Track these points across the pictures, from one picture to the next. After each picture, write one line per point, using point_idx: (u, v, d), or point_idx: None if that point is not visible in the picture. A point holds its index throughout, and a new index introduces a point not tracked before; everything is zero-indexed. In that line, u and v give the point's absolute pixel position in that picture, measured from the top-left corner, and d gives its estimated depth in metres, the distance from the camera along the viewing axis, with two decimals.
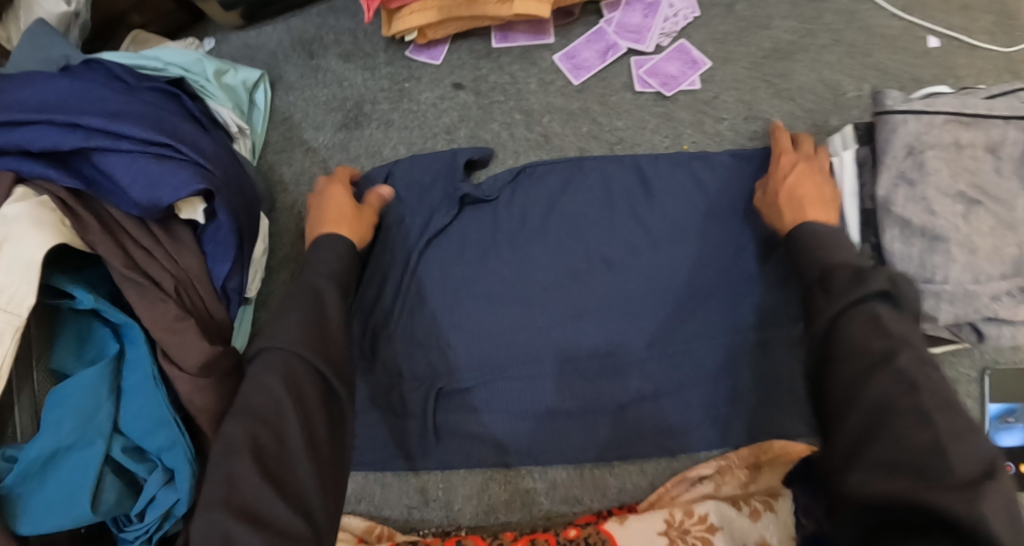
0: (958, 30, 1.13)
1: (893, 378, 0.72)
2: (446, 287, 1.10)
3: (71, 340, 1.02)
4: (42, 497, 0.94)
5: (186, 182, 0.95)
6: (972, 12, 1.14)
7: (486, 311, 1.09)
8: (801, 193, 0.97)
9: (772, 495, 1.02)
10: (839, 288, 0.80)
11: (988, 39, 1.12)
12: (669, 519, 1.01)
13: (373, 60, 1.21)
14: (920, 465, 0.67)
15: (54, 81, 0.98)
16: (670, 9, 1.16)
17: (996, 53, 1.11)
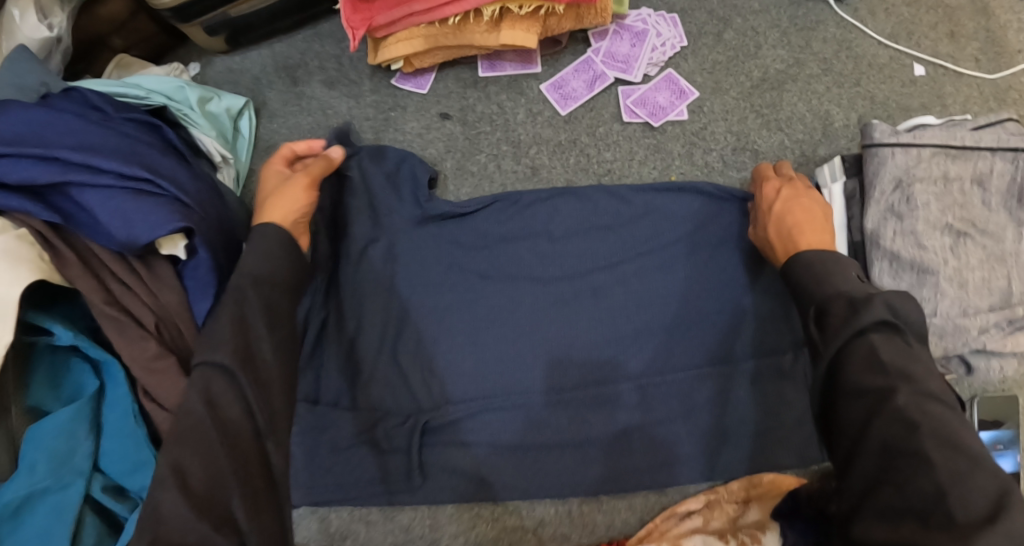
0: (945, 58, 1.13)
1: (895, 420, 0.72)
2: (430, 317, 1.07)
3: (45, 378, 0.99)
4: (16, 542, 0.92)
5: (163, 221, 0.92)
6: (959, 39, 1.14)
7: (472, 342, 1.06)
8: (791, 222, 0.95)
9: (760, 529, 1.02)
10: (834, 324, 0.79)
11: (972, 65, 1.13)
12: None
13: (357, 87, 1.18)
14: (925, 509, 0.67)
15: (29, 109, 0.96)
16: (658, 39, 1.15)
17: (981, 80, 1.12)
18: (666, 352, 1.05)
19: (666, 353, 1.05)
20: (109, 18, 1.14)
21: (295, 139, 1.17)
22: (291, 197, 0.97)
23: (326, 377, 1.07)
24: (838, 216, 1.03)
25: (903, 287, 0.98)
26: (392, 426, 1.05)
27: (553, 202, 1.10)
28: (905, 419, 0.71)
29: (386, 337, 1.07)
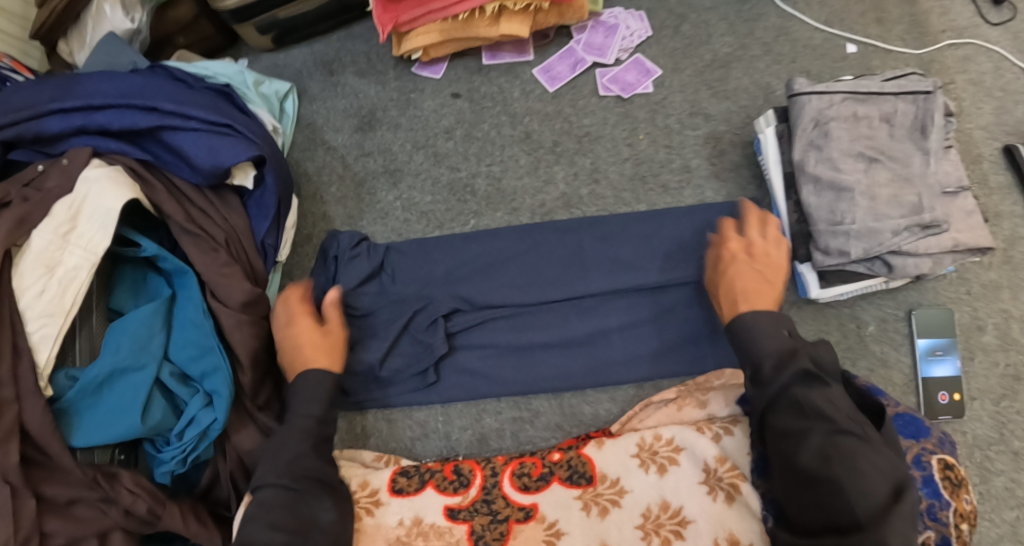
0: (874, 38, 1.39)
1: (812, 449, 0.94)
2: (439, 248, 1.31)
3: (129, 287, 1.22)
4: (95, 413, 1.14)
5: (243, 150, 1.20)
6: (887, 24, 1.40)
7: (471, 268, 1.29)
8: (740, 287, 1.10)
9: (732, 421, 1.15)
10: (768, 378, 1.00)
11: (900, 43, 1.39)
12: (640, 442, 1.16)
13: (384, 76, 1.44)
14: (835, 517, 0.91)
15: (127, 77, 1.23)
16: (627, 30, 1.40)
17: (910, 54, 1.38)
18: (634, 267, 1.26)
19: (642, 267, 1.26)
20: (174, 20, 1.40)
21: (333, 118, 1.42)
22: (327, 350, 1.15)
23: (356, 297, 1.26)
24: (771, 152, 1.26)
25: (825, 203, 1.19)
26: (421, 323, 1.24)
27: (536, 156, 1.35)
28: (825, 450, 0.94)
29: (400, 259, 1.30)
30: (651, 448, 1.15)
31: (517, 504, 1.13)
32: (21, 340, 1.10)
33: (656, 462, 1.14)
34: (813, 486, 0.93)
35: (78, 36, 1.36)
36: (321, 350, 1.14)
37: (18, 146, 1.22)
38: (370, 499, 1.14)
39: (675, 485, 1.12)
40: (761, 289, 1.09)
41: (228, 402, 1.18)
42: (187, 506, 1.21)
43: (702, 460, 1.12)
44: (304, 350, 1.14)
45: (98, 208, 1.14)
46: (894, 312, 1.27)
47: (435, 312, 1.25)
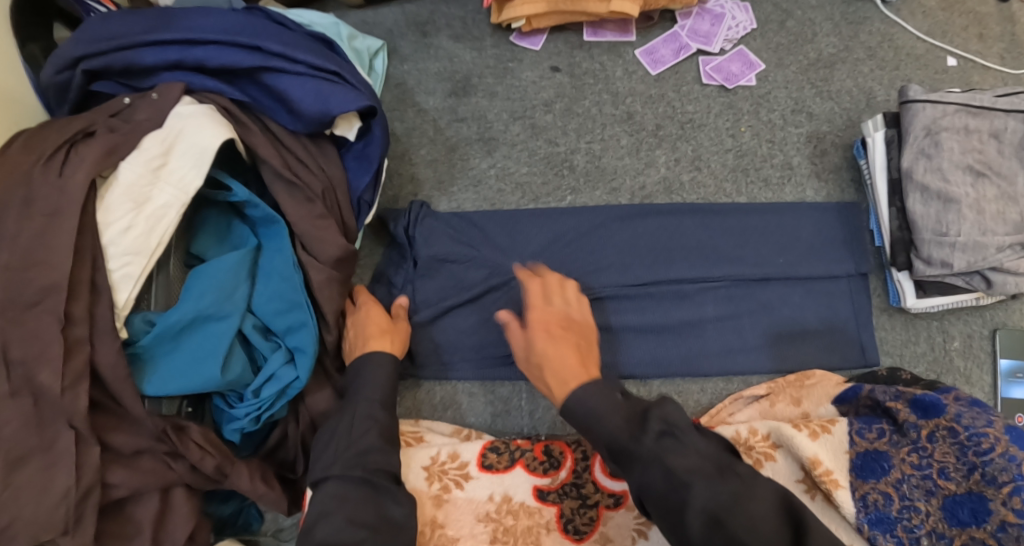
0: (973, 54, 1.39)
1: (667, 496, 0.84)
2: (532, 221, 1.26)
3: (212, 234, 1.16)
4: (172, 361, 1.08)
5: (353, 99, 1.13)
6: (986, 40, 1.40)
7: (558, 245, 1.25)
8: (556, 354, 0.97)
9: (829, 421, 1.12)
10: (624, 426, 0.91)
11: (998, 62, 1.39)
12: (736, 437, 1.14)
13: (480, 42, 1.38)
14: None
15: (227, 15, 1.17)
16: (733, 21, 1.37)
17: (1007, 75, 1.38)
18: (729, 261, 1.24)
19: (747, 260, 1.24)
20: None
21: (426, 81, 1.36)
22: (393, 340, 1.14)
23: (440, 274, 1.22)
24: (880, 157, 1.24)
25: (931, 212, 1.18)
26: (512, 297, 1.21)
27: (636, 139, 1.32)
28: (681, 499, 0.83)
29: (487, 229, 1.25)
30: (747, 444, 1.13)
31: (608, 490, 1.09)
32: (100, 277, 1.04)
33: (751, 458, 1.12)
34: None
35: None
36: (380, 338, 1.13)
37: (103, 77, 1.17)
38: (459, 472, 1.10)
39: (772, 481, 1.10)
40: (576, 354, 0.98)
41: (312, 361, 1.13)
42: (254, 466, 1.16)
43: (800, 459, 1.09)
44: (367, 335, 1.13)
45: (193, 145, 1.08)
46: (980, 329, 1.27)
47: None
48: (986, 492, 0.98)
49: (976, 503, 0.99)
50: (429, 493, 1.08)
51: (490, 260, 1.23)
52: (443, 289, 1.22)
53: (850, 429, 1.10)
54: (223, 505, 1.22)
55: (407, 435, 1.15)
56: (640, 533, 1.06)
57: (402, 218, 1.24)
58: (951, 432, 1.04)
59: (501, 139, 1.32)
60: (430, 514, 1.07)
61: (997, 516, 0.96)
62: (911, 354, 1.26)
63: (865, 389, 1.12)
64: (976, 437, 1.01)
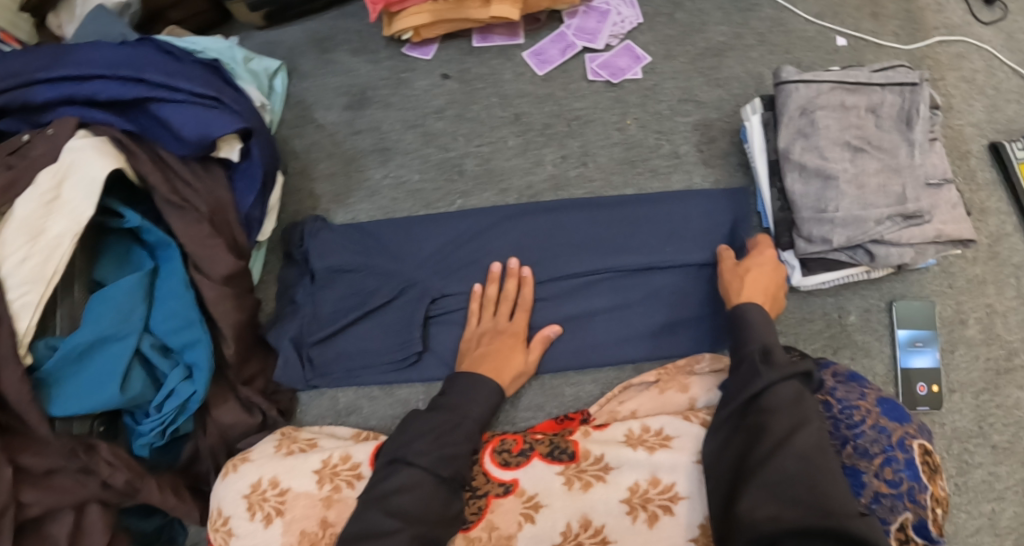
0: (867, 32, 1.39)
1: (790, 455, 0.95)
2: (420, 227, 1.32)
3: (113, 260, 1.23)
4: (75, 383, 1.13)
5: (230, 123, 1.19)
6: (880, 18, 1.41)
7: (449, 248, 1.30)
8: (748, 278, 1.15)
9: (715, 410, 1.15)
10: (779, 363, 1.04)
11: (893, 39, 1.40)
12: (630, 432, 1.14)
13: (376, 55, 1.44)
14: (816, 519, 0.89)
15: (114, 47, 1.22)
16: (620, 17, 1.40)
17: (900, 51, 1.39)
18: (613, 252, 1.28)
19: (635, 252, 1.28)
20: None
21: (325, 96, 1.42)
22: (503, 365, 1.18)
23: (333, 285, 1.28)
24: (757, 141, 1.26)
25: (811, 191, 1.20)
26: (408, 300, 1.27)
27: (525, 138, 1.36)
28: (801, 454, 0.95)
29: (380, 238, 1.31)
30: (640, 437, 1.13)
31: (498, 480, 1.12)
32: (1, 308, 1.08)
33: (645, 448, 1.12)
34: (758, 478, 0.95)
35: (67, 8, 1.40)
36: (504, 368, 1.18)
37: (5, 115, 1.22)
38: (350, 473, 1.14)
39: (670, 466, 1.10)
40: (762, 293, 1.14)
41: (208, 375, 1.18)
42: (165, 480, 1.21)
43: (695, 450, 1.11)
44: (485, 360, 1.17)
45: (83, 176, 1.13)
46: (877, 302, 1.29)
47: (423, 293, 1.27)
48: (859, 465, 1.01)
49: (852, 477, 1.01)
50: (319, 494, 1.12)
51: (386, 268, 1.29)
52: (341, 299, 1.27)
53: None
54: (145, 520, 1.28)
55: (301, 441, 1.20)
56: (527, 518, 1.09)
57: (299, 235, 1.32)
58: (825, 405, 1.07)
59: (395, 150, 1.38)
60: (320, 515, 1.11)
61: (870, 489, 0.99)
62: (808, 332, 1.28)
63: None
64: (848, 410, 1.05)
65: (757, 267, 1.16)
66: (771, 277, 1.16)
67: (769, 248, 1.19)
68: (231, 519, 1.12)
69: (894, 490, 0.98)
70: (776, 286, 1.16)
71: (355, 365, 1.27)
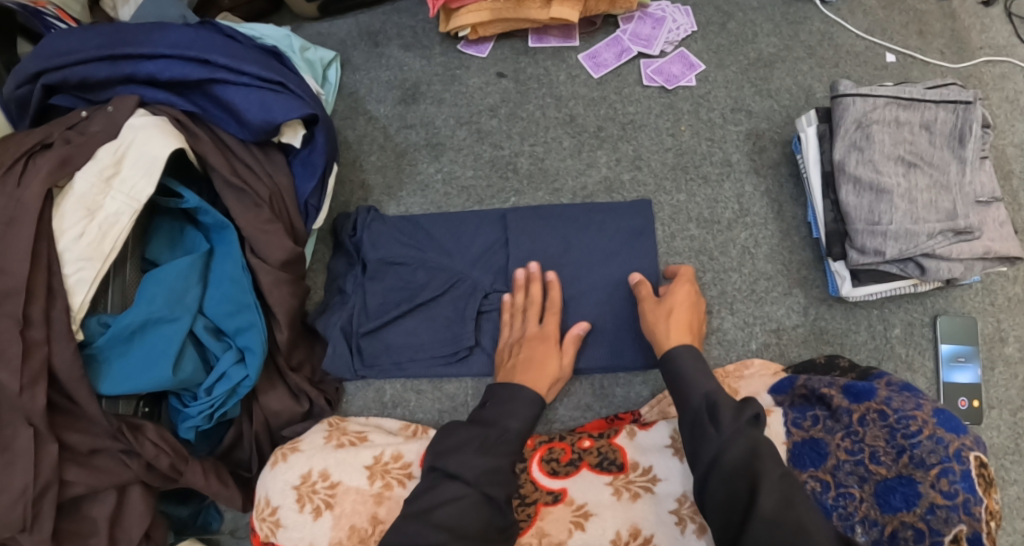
0: (914, 50, 1.41)
1: (771, 494, 0.91)
2: (466, 220, 1.32)
3: (165, 239, 1.21)
4: (125, 362, 1.12)
5: (295, 108, 1.19)
6: (927, 37, 1.43)
7: (496, 247, 1.30)
8: (676, 316, 1.15)
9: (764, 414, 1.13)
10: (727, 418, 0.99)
11: (939, 57, 1.41)
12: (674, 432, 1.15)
13: (429, 51, 1.44)
14: None
15: (178, 29, 1.22)
16: (673, 24, 1.41)
17: (947, 69, 1.40)
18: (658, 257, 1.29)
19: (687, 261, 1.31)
20: None
21: (376, 89, 1.43)
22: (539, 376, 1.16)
23: (382, 276, 1.27)
24: (812, 153, 1.28)
25: (864, 203, 1.21)
26: (459, 294, 1.27)
27: (578, 140, 1.37)
28: (784, 496, 0.91)
29: (431, 233, 1.31)
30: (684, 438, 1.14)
31: (546, 488, 1.14)
32: (56, 283, 1.07)
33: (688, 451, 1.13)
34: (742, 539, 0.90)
35: None
36: (542, 377, 1.16)
37: (61, 91, 1.21)
38: (402, 471, 1.14)
39: None
40: (693, 333, 1.15)
41: (260, 361, 1.17)
42: (208, 465, 1.20)
43: None
44: (520, 372, 1.16)
45: (145, 154, 1.12)
46: (921, 317, 1.30)
47: (474, 287, 1.27)
48: (915, 475, 0.99)
49: (907, 487, 0.99)
50: (370, 491, 1.12)
51: (437, 261, 1.27)
52: (390, 291, 1.27)
53: (785, 420, 1.11)
54: (183, 505, 1.27)
55: (352, 433, 1.18)
56: (576, 526, 1.11)
57: (352, 224, 1.31)
58: (881, 414, 1.05)
59: (447, 147, 1.38)
60: (370, 512, 1.11)
61: (926, 499, 0.98)
62: (852, 342, 1.28)
63: (801, 379, 1.15)
64: (905, 420, 1.03)
65: (682, 303, 1.17)
66: (693, 315, 1.16)
67: (684, 284, 1.20)
68: (280, 509, 1.11)
69: (949, 501, 0.96)
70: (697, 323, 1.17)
71: (404, 355, 1.26)
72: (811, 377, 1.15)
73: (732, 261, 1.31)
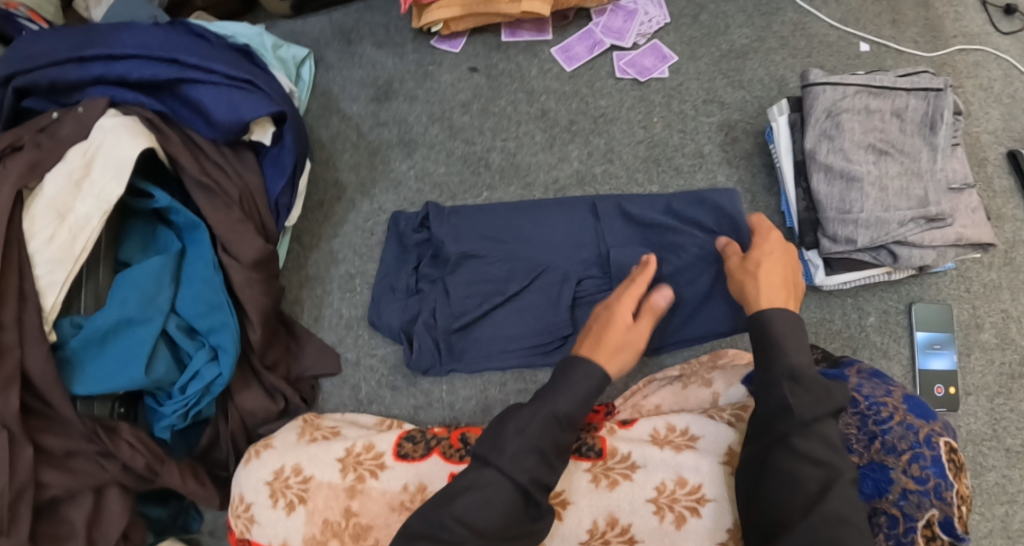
0: (887, 39, 1.42)
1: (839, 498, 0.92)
2: (510, 209, 1.31)
3: (137, 240, 1.22)
4: (99, 362, 1.12)
5: (264, 107, 1.20)
6: (899, 25, 1.42)
7: (543, 239, 1.27)
8: (768, 271, 1.08)
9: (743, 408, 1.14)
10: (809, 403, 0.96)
11: (912, 45, 1.41)
12: (655, 432, 1.15)
13: (402, 48, 1.44)
14: None
15: (147, 29, 1.21)
16: (646, 16, 1.40)
17: (918, 57, 1.40)
18: (710, 232, 1.23)
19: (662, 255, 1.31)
20: None
21: (349, 87, 1.43)
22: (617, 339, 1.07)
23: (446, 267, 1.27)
24: (784, 141, 1.28)
25: (835, 192, 1.21)
26: (547, 283, 1.24)
27: (552, 134, 1.37)
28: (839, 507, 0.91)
29: (497, 220, 1.30)
30: (666, 438, 1.14)
31: None
32: (27, 284, 1.07)
33: (671, 447, 1.12)
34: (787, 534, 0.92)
35: None
36: (603, 346, 1.05)
37: (32, 94, 1.20)
38: (374, 462, 1.13)
39: (695, 465, 1.09)
40: (790, 287, 1.07)
41: (233, 359, 1.18)
42: (184, 465, 1.20)
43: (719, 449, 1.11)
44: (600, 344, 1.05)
45: (114, 156, 1.13)
46: (896, 305, 1.30)
47: (563, 276, 1.24)
48: (887, 461, 1.01)
49: (878, 473, 1.02)
50: (343, 485, 1.11)
51: (520, 253, 1.26)
52: (471, 284, 1.25)
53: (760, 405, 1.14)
54: (161, 506, 1.28)
55: (324, 429, 1.19)
56: (554, 515, 1.09)
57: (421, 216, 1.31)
58: (852, 402, 1.07)
59: (420, 144, 1.38)
60: (343, 504, 1.11)
61: (898, 485, 1.00)
62: (826, 331, 1.29)
63: None
64: (876, 407, 1.05)
65: (773, 255, 1.10)
66: (785, 267, 1.09)
67: (772, 232, 1.13)
68: (254, 505, 1.11)
69: (921, 486, 0.98)
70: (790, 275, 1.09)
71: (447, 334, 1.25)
72: (785, 366, 1.16)
73: None
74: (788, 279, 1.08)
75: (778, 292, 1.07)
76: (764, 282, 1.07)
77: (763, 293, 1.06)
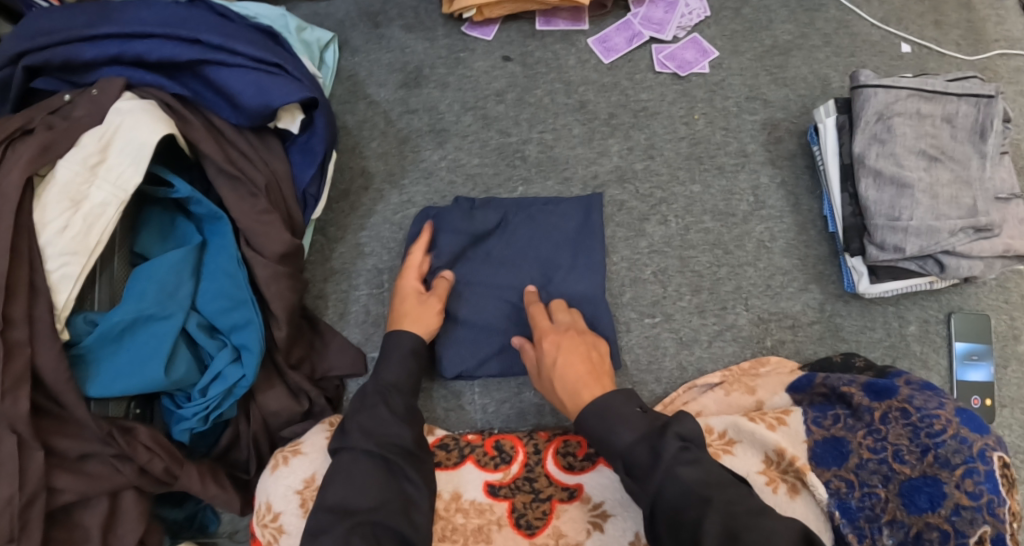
0: (930, 40, 1.38)
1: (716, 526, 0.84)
2: (529, 212, 1.27)
3: (155, 230, 1.15)
4: (115, 362, 1.05)
5: (294, 91, 1.13)
6: (943, 26, 1.39)
7: (561, 252, 1.25)
8: (567, 367, 1.05)
9: (784, 412, 1.09)
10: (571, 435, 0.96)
11: (955, 48, 1.38)
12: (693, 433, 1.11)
13: (433, 32, 1.38)
14: None
15: (167, 6, 1.14)
16: (687, 8, 1.36)
17: (962, 60, 1.37)
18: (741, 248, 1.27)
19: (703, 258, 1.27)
20: None
21: (377, 72, 1.36)
22: (426, 321, 1.15)
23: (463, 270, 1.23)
24: (832, 143, 1.24)
25: (885, 198, 1.18)
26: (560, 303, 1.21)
27: (589, 129, 1.32)
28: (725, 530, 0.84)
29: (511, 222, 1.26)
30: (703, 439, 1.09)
31: (561, 484, 1.11)
32: (38, 278, 1.00)
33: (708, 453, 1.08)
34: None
35: None
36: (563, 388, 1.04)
37: (43, 73, 1.12)
38: None
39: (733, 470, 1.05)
40: (587, 376, 1.04)
41: (258, 359, 1.12)
42: (203, 467, 1.14)
43: (761, 450, 1.06)
44: (564, 382, 1.04)
45: (132, 141, 1.05)
46: (936, 313, 1.27)
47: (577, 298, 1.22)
48: (941, 475, 0.93)
49: (932, 487, 0.94)
50: None
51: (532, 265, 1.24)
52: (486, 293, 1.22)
53: (806, 418, 1.07)
54: (177, 508, 1.21)
55: None
56: (595, 527, 1.07)
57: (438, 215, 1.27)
58: (903, 413, 1.00)
59: (451, 135, 1.32)
60: None
61: (950, 500, 0.92)
62: (867, 339, 1.26)
63: (820, 376, 1.11)
64: (928, 419, 0.98)
65: (567, 350, 1.07)
66: (579, 356, 1.06)
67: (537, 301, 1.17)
68: (282, 515, 1.06)
69: (974, 502, 0.91)
70: (584, 360, 1.06)
71: (471, 363, 1.20)
72: (831, 375, 1.11)
73: (747, 255, 1.27)
74: (589, 362, 1.06)
75: (586, 379, 1.03)
76: (564, 371, 1.05)
77: (576, 388, 1.03)
